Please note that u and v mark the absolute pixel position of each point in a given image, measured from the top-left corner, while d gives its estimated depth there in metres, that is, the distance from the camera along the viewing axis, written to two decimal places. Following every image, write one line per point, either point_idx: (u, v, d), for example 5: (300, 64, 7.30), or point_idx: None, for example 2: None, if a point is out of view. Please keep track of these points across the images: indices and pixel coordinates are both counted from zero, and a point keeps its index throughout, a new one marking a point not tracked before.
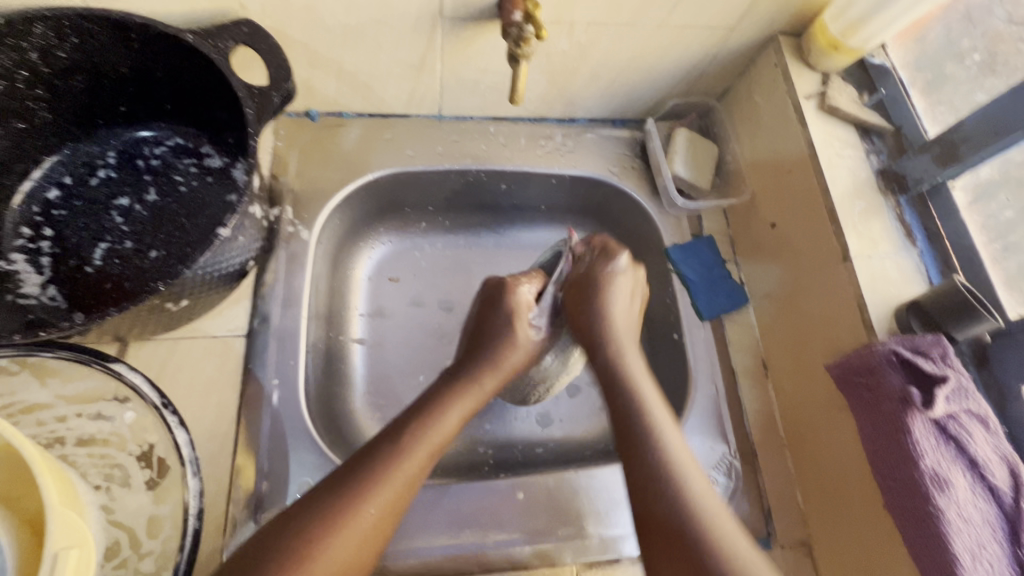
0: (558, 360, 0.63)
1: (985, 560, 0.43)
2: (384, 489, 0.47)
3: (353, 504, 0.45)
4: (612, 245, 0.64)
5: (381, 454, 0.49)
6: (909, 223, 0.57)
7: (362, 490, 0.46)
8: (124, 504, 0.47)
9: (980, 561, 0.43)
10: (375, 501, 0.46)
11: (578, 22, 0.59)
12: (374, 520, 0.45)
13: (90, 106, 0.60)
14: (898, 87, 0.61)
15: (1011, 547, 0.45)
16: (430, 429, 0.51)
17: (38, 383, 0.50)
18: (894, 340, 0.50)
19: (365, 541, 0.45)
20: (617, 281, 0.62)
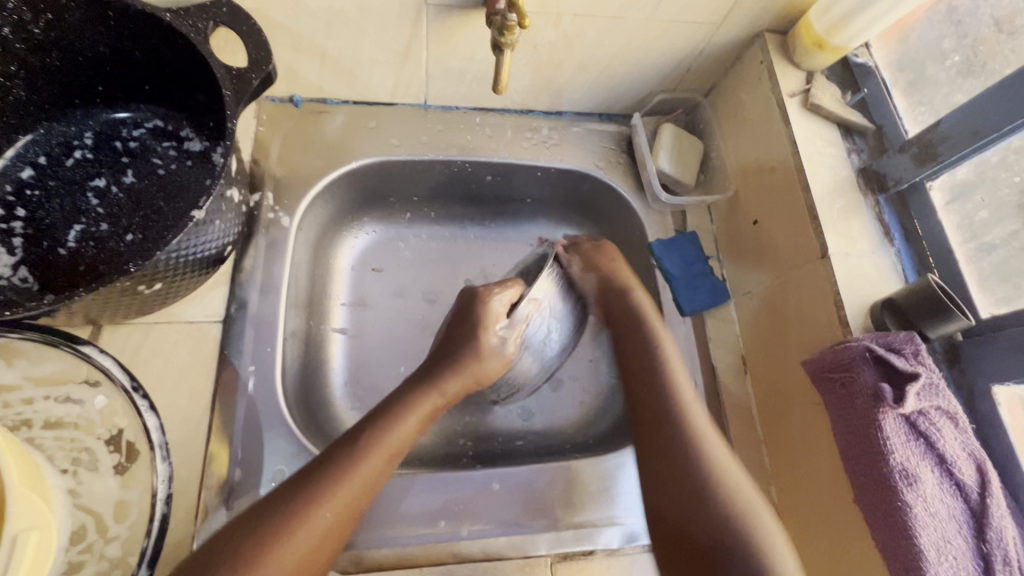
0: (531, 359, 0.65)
1: (950, 555, 0.44)
2: (345, 488, 0.46)
3: (311, 502, 0.44)
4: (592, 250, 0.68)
5: (341, 452, 0.48)
6: (886, 222, 0.58)
7: (321, 490, 0.45)
8: (91, 489, 0.45)
9: (945, 556, 0.44)
10: (339, 498, 0.46)
11: (565, 13, 0.59)
12: (339, 519, 0.45)
13: (66, 84, 0.59)
14: (880, 87, 0.61)
15: (976, 542, 0.45)
16: (390, 426, 0.51)
17: (4, 364, 0.47)
18: (868, 337, 0.50)
19: (326, 538, 0.44)
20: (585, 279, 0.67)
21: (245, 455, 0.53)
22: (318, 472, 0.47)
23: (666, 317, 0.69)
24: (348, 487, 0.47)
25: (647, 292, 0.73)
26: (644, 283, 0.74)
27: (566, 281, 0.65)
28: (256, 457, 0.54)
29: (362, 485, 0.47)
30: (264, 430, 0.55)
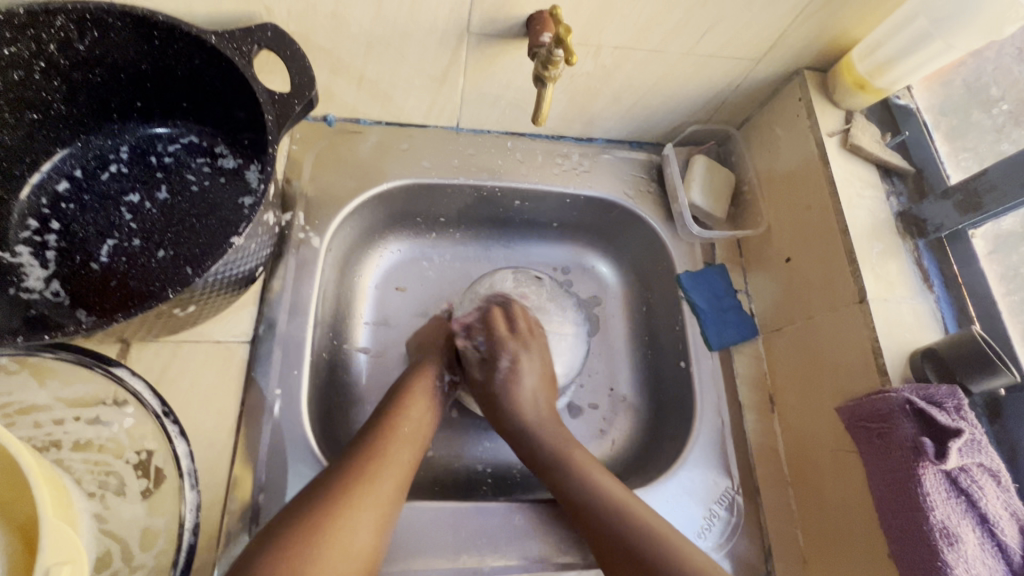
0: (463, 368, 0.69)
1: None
2: (390, 460, 0.53)
3: (368, 473, 0.51)
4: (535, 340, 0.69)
5: (344, 500, 0.48)
6: (926, 268, 0.57)
7: (366, 483, 0.50)
8: (118, 514, 0.45)
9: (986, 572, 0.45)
10: (387, 470, 0.52)
11: (605, 45, 0.59)
12: (364, 553, 0.47)
13: (106, 100, 0.59)
14: (921, 131, 0.61)
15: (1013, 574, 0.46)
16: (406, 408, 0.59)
17: (36, 383, 0.47)
18: (908, 388, 0.49)
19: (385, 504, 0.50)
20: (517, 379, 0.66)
21: (270, 479, 0.53)
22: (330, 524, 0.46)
23: (692, 350, 0.68)
24: (357, 540, 0.47)
25: (672, 324, 0.73)
26: (670, 314, 0.73)
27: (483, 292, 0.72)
28: (280, 482, 0.53)
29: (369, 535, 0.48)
30: (289, 455, 0.54)
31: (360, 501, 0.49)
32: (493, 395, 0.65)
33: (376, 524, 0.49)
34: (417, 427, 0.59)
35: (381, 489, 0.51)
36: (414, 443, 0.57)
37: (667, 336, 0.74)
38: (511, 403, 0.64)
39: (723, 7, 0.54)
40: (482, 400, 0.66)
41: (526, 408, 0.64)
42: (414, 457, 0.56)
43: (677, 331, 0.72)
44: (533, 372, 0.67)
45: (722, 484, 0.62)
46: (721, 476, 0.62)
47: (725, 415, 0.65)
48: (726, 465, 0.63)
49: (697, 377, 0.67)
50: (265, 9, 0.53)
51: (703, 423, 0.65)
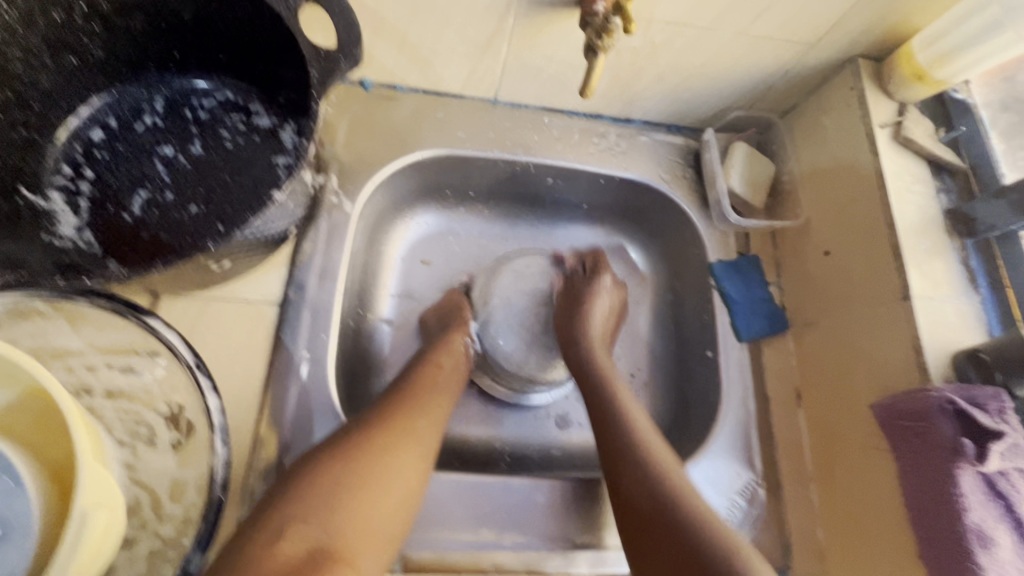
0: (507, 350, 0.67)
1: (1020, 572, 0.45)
2: (424, 414, 0.55)
3: (404, 426, 0.52)
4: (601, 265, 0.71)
5: (375, 460, 0.48)
6: (972, 268, 0.55)
7: (402, 435, 0.51)
8: (147, 464, 0.44)
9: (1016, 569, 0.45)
10: (422, 421, 0.54)
11: (657, 20, 0.57)
12: (404, 497, 0.48)
13: (143, 48, 0.59)
14: (978, 126, 0.59)
15: None
16: (440, 364, 0.61)
17: (70, 329, 0.46)
18: (950, 387, 0.48)
19: (421, 455, 0.51)
20: (598, 298, 0.68)
21: (295, 443, 0.53)
22: (356, 489, 0.46)
23: (721, 340, 0.67)
24: (383, 506, 0.47)
25: (701, 313, 0.72)
26: (699, 302, 0.72)
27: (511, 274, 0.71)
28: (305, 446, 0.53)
29: (394, 502, 0.48)
30: (315, 418, 0.54)
31: (383, 467, 0.48)
32: (576, 294, 0.68)
33: (411, 482, 0.49)
34: (446, 383, 0.60)
35: (420, 435, 0.52)
36: (445, 391, 0.59)
37: (694, 325, 0.73)
38: (581, 319, 0.65)
39: None
40: (567, 300, 0.68)
41: (592, 330, 0.65)
42: (442, 416, 0.57)
43: (706, 320, 0.71)
44: (608, 297, 0.69)
45: (745, 476, 0.62)
46: (745, 469, 0.62)
47: (750, 408, 0.65)
48: (749, 458, 0.63)
49: (725, 367, 0.66)
50: None
51: (729, 413, 0.64)
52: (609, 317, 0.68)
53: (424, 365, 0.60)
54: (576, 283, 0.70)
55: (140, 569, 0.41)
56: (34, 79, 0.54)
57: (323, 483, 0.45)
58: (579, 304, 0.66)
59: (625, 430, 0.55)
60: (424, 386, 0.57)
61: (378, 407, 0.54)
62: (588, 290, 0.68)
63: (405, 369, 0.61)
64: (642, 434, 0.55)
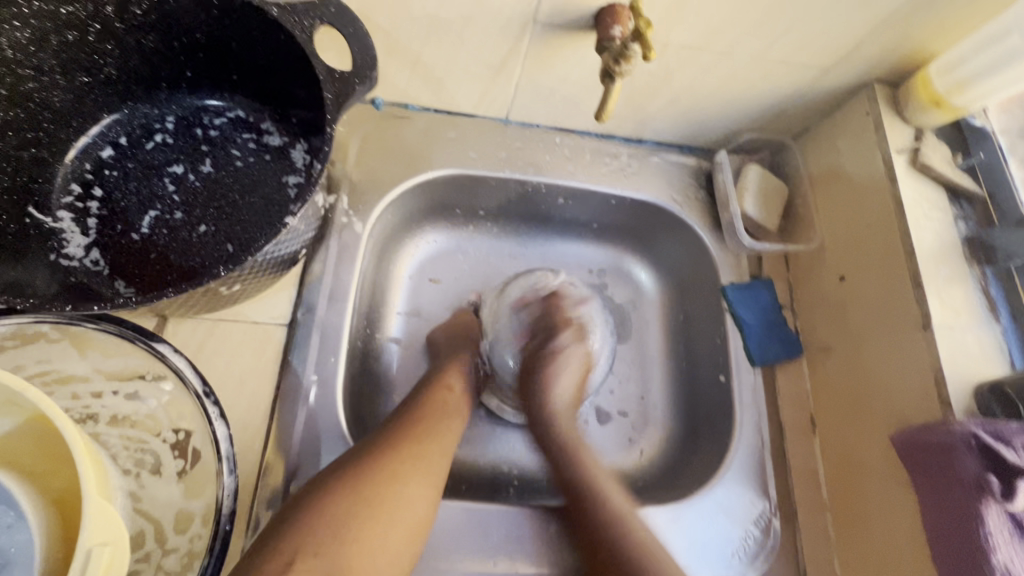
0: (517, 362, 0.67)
1: None
2: (435, 441, 0.54)
3: (415, 453, 0.51)
4: (558, 309, 0.69)
5: (386, 490, 0.47)
6: (993, 297, 0.54)
7: (413, 464, 0.50)
8: (152, 494, 0.43)
9: None
10: (433, 448, 0.53)
11: (673, 44, 0.57)
12: (414, 528, 0.47)
13: (156, 68, 0.58)
14: (996, 154, 0.58)
15: None
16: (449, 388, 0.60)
17: (76, 353, 0.45)
18: (974, 421, 0.47)
19: (432, 484, 0.50)
20: (564, 357, 0.66)
21: (302, 469, 0.52)
22: (364, 521, 0.45)
23: (734, 364, 0.66)
24: (392, 538, 0.46)
25: (713, 336, 0.71)
26: (711, 325, 0.71)
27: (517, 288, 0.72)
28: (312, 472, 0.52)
29: (403, 534, 0.46)
30: (323, 444, 0.53)
31: (392, 497, 0.47)
32: (537, 356, 0.66)
33: (421, 512, 0.48)
34: (456, 410, 0.59)
35: (431, 464, 0.51)
36: (456, 417, 0.58)
37: (706, 347, 0.72)
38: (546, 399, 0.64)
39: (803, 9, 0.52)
40: (540, 334, 0.68)
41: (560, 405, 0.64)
42: (452, 443, 0.56)
43: (718, 343, 0.70)
44: (578, 360, 0.67)
45: (760, 506, 0.60)
46: (760, 498, 0.60)
47: (765, 434, 0.63)
48: (764, 487, 0.61)
49: (738, 393, 0.65)
50: None
51: (743, 440, 0.63)
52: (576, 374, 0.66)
53: (435, 388, 0.60)
54: (541, 342, 0.68)
55: None
56: (46, 98, 0.54)
57: (333, 515, 0.44)
58: (544, 364, 0.65)
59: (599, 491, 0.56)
60: (435, 412, 0.57)
61: (389, 431, 0.53)
62: (551, 356, 0.66)
63: (414, 393, 0.60)
64: (599, 475, 0.58)
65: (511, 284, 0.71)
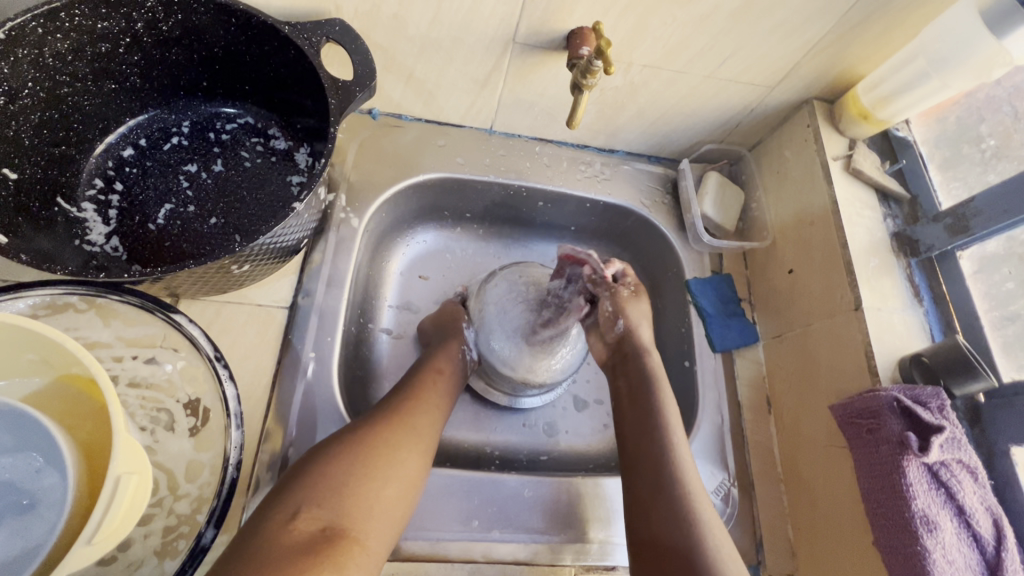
0: (508, 351, 0.69)
1: (964, 559, 0.49)
2: (423, 414, 0.58)
3: (403, 422, 0.56)
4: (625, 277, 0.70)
5: (376, 451, 0.52)
6: (917, 284, 0.62)
7: (401, 430, 0.55)
8: (166, 447, 0.48)
9: (960, 555, 0.49)
10: (421, 419, 0.58)
11: (636, 63, 0.64)
12: (402, 486, 0.52)
13: (176, 78, 0.65)
14: (917, 160, 0.67)
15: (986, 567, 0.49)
16: (440, 369, 0.65)
17: (101, 323, 0.51)
18: (897, 388, 0.54)
19: (420, 450, 0.55)
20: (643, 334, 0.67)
21: (300, 435, 0.57)
22: (352, 477, 0.49)
23: (696, 350, 0.73)
24: (387, 494, 0.50)
25: (679, 326, 0.77)
26: (677, 317, 0.78)
27: (507, 287, 0.71)
28: (308, 439, 0.57)
29: (392, 491, 0.51)
30: (319, 415, 0.59)
31: (385, 458, 0.52)
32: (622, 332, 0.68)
33: (409, 473, 0.53)
34: (444, 389, 0.64)
35: (418, 432, 0.56)
36: (443, 396, 0.63)
37: (673, 338, 0.78)
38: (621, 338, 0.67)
39: (745, 35, 0.60)
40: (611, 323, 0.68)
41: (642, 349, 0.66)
42: (440, 417, 0.61)
43: (683, 333, 0.76)
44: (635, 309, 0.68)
45: (719, 476, 0.66)
46: (719, 469, 0.66)
47: (724, 413, 0.69)
48: (723, 459, 0.67)
49: (700, 376, 0.71)
50: (334, 7, 0.59)
51: (705, 417, 0.69)
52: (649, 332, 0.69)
53: (425, 370, 0.64)
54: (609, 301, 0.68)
55: (155, 544, 0.45)
56: (77, 102, 0.60)
57: (325, 471, 0.49)
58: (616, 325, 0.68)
59: (656, 439, 0.59)
60: (421, 390, 0.61)
61: (382, 406, 0.58)
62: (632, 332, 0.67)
63: (406, 374, 0.65)
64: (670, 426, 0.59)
65: (509, 270, 0.73)
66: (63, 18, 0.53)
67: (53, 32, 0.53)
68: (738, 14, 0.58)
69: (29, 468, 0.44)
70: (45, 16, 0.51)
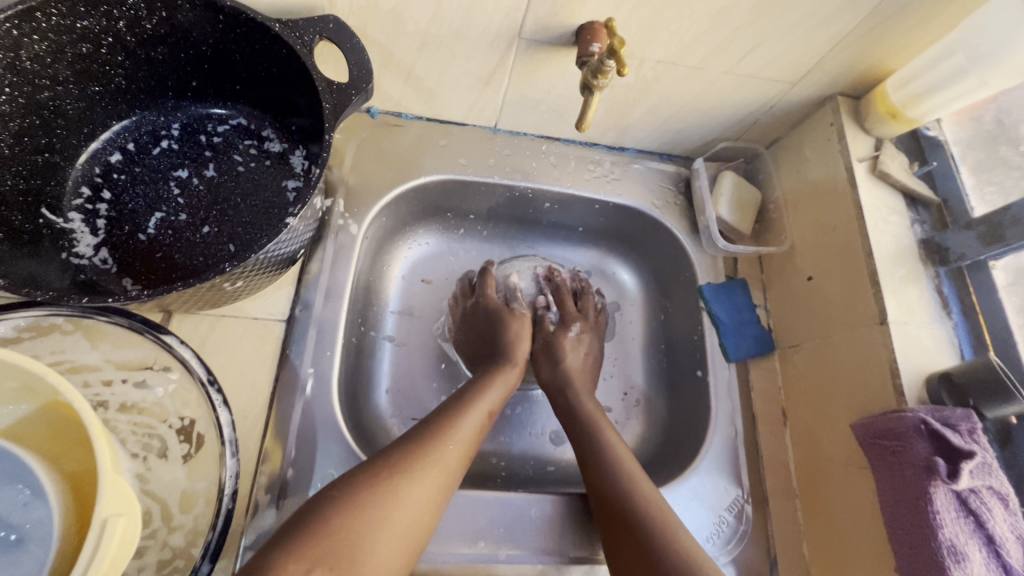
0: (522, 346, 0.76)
1: None
2: (471, 434, 0.56)
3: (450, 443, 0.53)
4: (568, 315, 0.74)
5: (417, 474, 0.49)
6: (945, 294, 0.59)
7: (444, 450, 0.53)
8: (158, 476, 0.46)
9: None
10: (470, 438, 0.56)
11: (649, 58, 0.60)
12: (430, 516, 0.49)
13: (163, 78, 0.62)
14: (949, 161, 0.63)
15: None
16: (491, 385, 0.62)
17: (88, 345, 0.48)
18: (924, 409, 0.51)
19: (456, 475, 0.53)
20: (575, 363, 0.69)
21: (299, 454, 0.55)
22: (391, 501, 0.47)
23: (709, 360, 0.70)
24: (397, 526, 0.46)
25: (691, 334, 0.74)
26: (688, 323, 0.75)
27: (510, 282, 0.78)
28: (308, 458, 0.55)
29: (422, 518, 0.48)
30: (318, 433, 0.57)
31: (399, 487, 0.48)
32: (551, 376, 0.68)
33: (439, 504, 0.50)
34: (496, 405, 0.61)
35: (461, 452, 0.54)
36: (479, 424, 0.57)
37: (684, 345, 0.76)
38: (555, 367, 0.68)
39: (769, 28, 0.56)
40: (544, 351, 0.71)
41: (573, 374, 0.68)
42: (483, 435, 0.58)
43: (695, 341, 0.73)
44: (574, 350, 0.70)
45: (733, 493, 0.64)
46: (732, 485, 0.64)
47: (738, 425, 0.67)
48: (737, 475, 0.65)
49: (712, 387, 0.69)
50: (328, 3, 0.55)
51: (718, 431, 0.66)
52: (589, 363, 0.71)
53: (484, 384, 0.62)
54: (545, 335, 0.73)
55: None
56: (60, 105, 0.57)
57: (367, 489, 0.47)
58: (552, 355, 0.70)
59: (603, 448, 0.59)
60: (453, 412, 0.57)
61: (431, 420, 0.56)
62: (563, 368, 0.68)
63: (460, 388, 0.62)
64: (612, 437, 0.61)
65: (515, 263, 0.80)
66: (39, 18, 0.49)
67: (29, 34, 0.50)
68: (761, 6, 0.53)
69: (16, 502, 0.42)
70: (20, 15, 0.48)
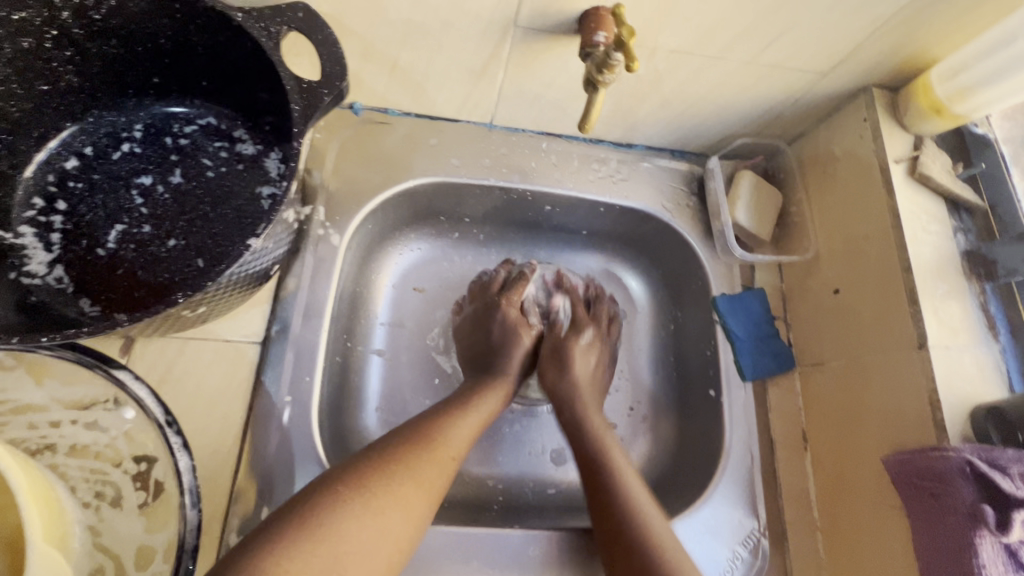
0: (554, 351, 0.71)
1: None
2: (458, 444, 0.53)
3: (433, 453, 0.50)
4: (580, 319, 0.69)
5: (395, 484, 0.46)
6: (992, 314, 0.53)
7: (425, 461, 0.49)
8: (112, 528, 0.42)
9: None
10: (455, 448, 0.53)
11: (661, 48, 0.54)
12: (411, 530, 0.46)
13: (121, 74, 0.56)
14: (999, 164, 0.57)
15: None
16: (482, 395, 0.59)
17: (33, 383, 0.44)
18: (969, 448, 0.45)
19: (442, 487, 0.49)
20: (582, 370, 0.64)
21: (275, 492, 0.50)
22: (363, 514, 0.43)
23: (723, 379, 0.64)
24: (395, 522, 0.45)
25: (704, 348, 0.69)
26: (701, 336, 0.70)
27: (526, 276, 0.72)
28: (284, 496, 0.50)
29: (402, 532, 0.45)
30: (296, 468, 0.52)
31: (375, 499, 0.45)
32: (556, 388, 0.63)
33: (422, 515, 0.47)
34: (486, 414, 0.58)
35: (445, 462, 0.51)
36: (471, 432, 0.55)
37: (697, 359, 0.70)
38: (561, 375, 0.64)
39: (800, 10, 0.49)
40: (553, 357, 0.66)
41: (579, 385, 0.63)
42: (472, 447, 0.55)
43: (709, 357, 0.68)
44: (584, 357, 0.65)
45: (748, 525, 0.59)
46: (747, 517, 0.59)
47: (754, 451, 0.62)
48: (753, 506, 0.60)
49: (727, 410, 0.63)
50: None
51: (733, 458, 0.61)
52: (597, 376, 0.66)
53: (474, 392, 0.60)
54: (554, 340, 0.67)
55: None
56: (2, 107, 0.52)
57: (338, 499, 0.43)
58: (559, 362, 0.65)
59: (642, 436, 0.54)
60: (442, 418, 0.54)
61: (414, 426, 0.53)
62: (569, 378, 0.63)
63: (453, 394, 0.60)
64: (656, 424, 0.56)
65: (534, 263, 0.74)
66: None
67: None
68: None
69: None
70: None
